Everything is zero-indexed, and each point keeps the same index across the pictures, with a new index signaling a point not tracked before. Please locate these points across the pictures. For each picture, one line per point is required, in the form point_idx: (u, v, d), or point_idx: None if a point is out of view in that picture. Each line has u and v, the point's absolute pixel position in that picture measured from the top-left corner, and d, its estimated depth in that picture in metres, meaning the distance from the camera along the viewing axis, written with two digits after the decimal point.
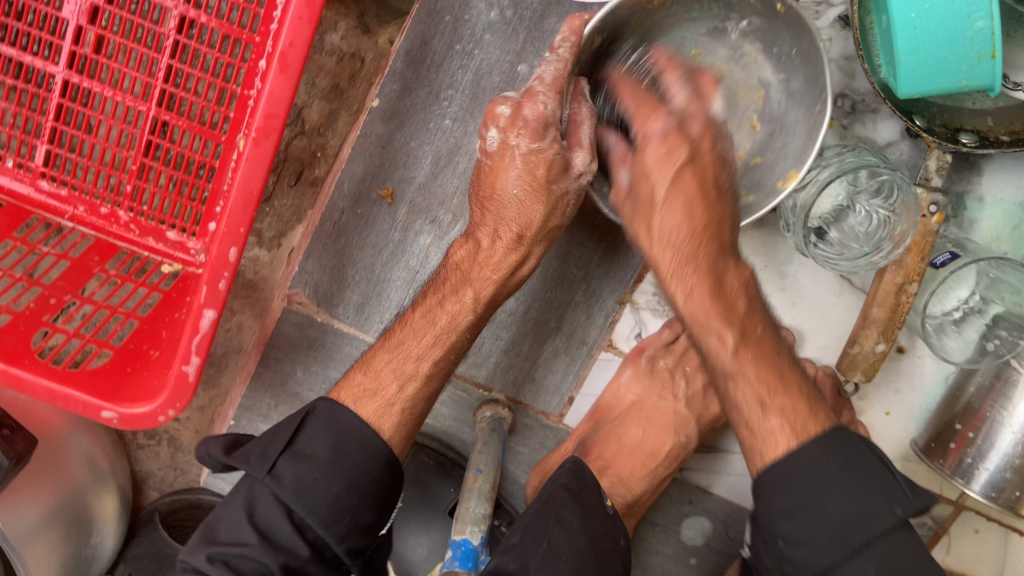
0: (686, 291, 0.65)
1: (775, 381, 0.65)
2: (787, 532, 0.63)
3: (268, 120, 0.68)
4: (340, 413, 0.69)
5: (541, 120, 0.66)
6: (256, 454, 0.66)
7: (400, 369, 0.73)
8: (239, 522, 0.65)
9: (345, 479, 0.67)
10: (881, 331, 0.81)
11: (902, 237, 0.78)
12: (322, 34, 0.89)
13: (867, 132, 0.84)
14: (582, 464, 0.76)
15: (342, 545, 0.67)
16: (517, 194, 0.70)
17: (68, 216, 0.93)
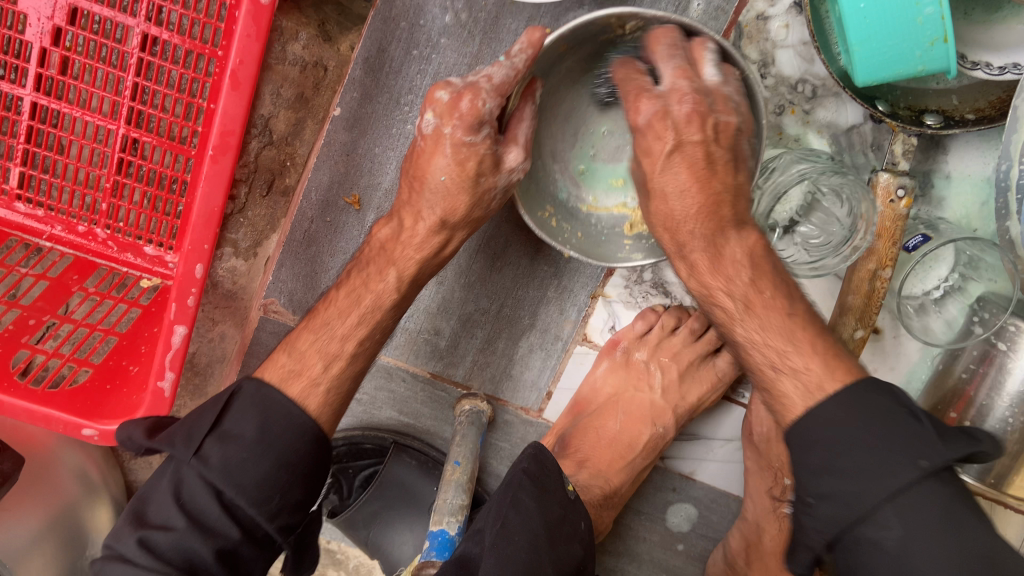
0: (694, 264, 0.69)
1: (785, 343, 0.65)
2: (824, 491, 0.59)
3: (224, 138, 0.68)
4: (267, 397, 0.68)
5: (477, 116, 0.67)
6: (181, 436, 0.66)
7: (325, 349, 0.72)
8: (167, 505, 0.64)
9: (274, 458, 0.66)
10: (858, 318, 0.80)
11: (869, 219, 0.77)
12: (284, 45, 0.89)
13: (830, 116, 0.83)
14: (543, 449, 0.78)
15: (272, 523, 0.66)
16: (445, 181, 0.72)
17: (46, 236, 0.95)
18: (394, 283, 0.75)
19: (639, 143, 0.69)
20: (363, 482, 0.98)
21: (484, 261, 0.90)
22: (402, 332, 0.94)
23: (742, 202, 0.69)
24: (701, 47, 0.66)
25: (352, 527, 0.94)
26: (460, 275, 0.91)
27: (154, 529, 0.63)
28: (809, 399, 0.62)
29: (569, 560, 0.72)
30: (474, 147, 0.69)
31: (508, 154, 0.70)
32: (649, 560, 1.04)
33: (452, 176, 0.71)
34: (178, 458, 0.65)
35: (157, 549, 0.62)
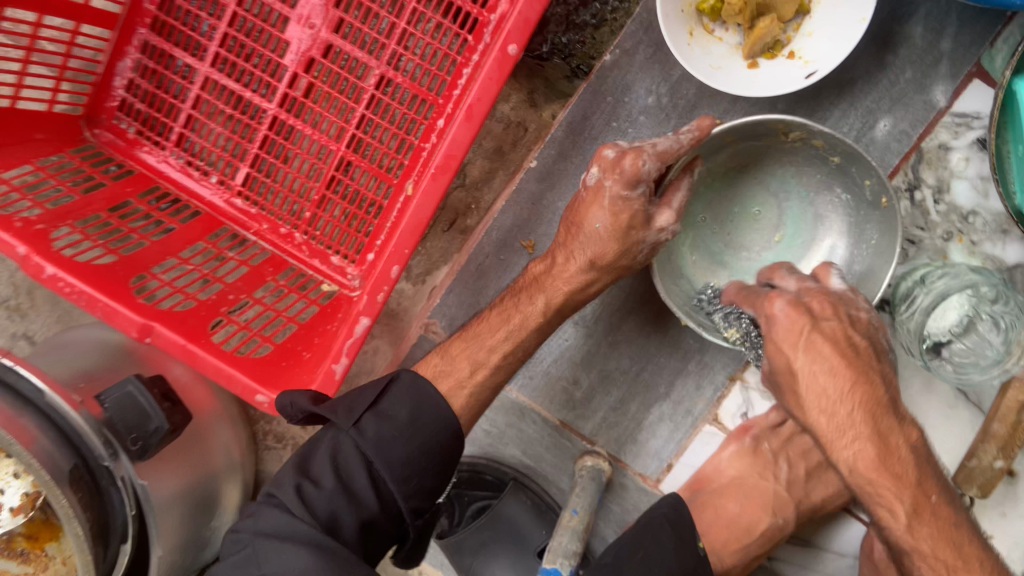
0: (851, 460, 0.66)
1: (954, 552, 0.66)
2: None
3: (448, 161, 0.78)
4: (423, 389, 0.80)
5: (636, 174, 0.77)
6: (343, 408, 0.78)
7: (474, 356, 0.85)
8: (321, 463, 0.75)
9: (418, 443, 0.78)
10: (1000, 446, 0.83)
11: (1022, 344, 0.78)
12: (495, 104, 1.01)
13: (994, 250, 0.86)
14: (681, 501, 0.80)
15: (407, 502, 0.76)
16: (599, 229, 0.80)
17: (253, 231, 1.09)
18: (541, 308, 0.85)
19: (781, 386, 0.71)
20: (474, 512, 1.03)
21: (634, 323, 0.96)
22: (543, 374, 1.00)
23: (880, 407, 0.66)
24: (853, 163, 0.80)
25: (458, 553, 1.00)
26: (607, 333, 0.97)
27: (309, 479, 0.73)
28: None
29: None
30: (630, 202, 0.78)
31: (659, 214, 0.80)
32: None
33: (606, 225, 0.80)
34: (339, 425, 0.77)
35: (306, 498, 0.72)
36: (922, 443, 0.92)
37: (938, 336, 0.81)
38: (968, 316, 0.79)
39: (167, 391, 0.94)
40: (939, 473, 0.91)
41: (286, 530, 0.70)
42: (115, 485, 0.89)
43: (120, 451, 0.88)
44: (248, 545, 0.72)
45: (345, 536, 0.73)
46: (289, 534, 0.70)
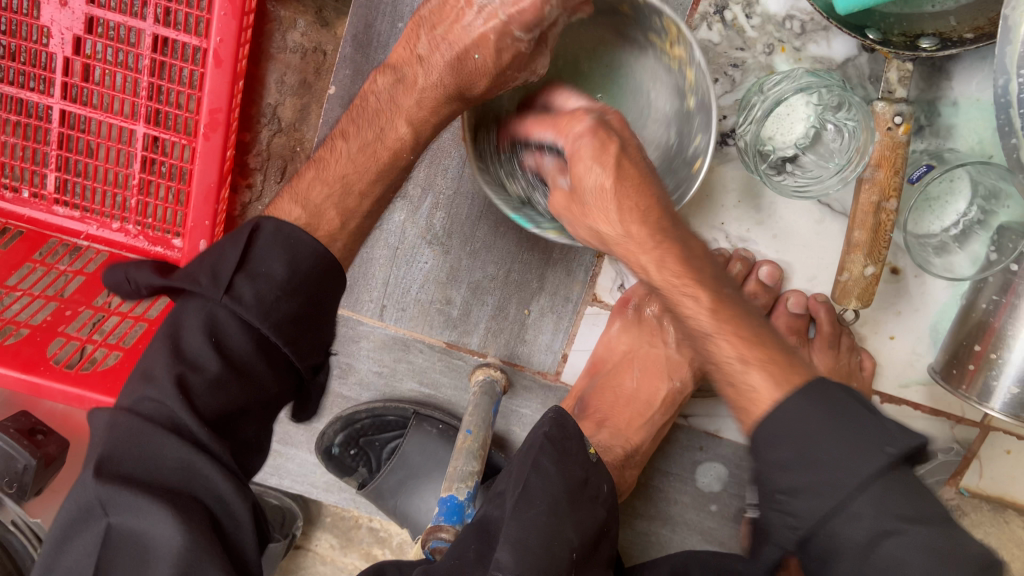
0: (658, 262, 0.64)
1: (748, 334, 0.63)
2: (785, 486, 0.57)
3: (212, 116, 0.77)
4: (294, 235, 0.64)
5: (538, 16, 0.62)
6: (206, 274, 0.61)
7: (342, 204, 0.69)
8: (198, 342, 0.60)
9: (307, 296, 0.63)
10: (867, 252, 0.78)
11: (866, 147, 0.76)
12: (283, 34, 0.93)
13: (822, 51, 0.83)
14: (563, 412, 0.73)
15: (302, 360, 0.64)
16: (479, 58, 0.66)
17: (84, 235, 1.00)
18: (409, 138, 0.72)
19: (581, 206, 0.64)
20: (391, 454, 1.02)
21: (488, 226, 0.91)
22: (414, 303, 0.94)
23: (664, 216, 0.64)
24: (703, 112, 0.74)
25: (381, 497, 0.96)
26: (465, 243, 0.92)
27: (187, 368, 0.59)
28: (777, 392, 0.59)
29: (591, 525, 0.68)
30: (519, 43, 0.65)
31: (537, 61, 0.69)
32: (682, 522, 1.03)
33: (483, 59, 0.66)
34: (205, 296, 0.61)
35: (189, 392, 0.58)
36: (800, 270, 0.90)
37: (784, 149, 0.82)
38: (814, 127, 0.81)
39: (34, 425, 0.89)
40: (823, 294, 0.90)
41: (146, 455, 0.57)
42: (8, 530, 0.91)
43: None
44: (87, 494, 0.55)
45: (243, 419, 0.63)
46: (150, 448, 0.57)
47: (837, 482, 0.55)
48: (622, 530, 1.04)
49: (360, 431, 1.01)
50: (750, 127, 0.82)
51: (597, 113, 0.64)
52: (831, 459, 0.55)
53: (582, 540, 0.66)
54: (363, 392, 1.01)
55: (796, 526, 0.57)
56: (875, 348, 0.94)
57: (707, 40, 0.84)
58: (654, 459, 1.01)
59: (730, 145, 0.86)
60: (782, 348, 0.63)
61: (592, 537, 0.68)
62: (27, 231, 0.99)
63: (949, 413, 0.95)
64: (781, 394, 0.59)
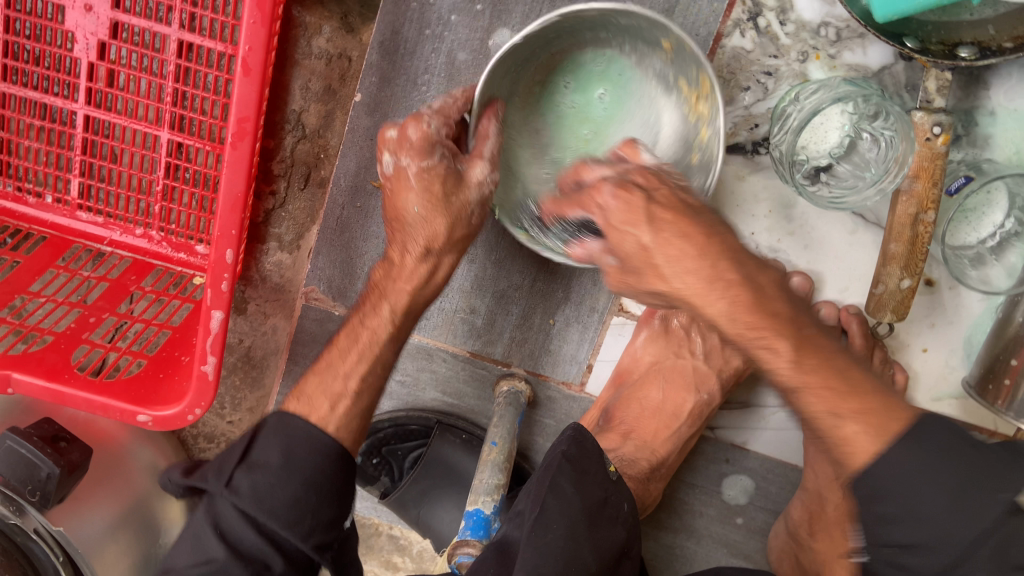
0: (730, 304, 0.56)
1: (842, 386, 0.55)
2: (901, 541, 0.53)
3: (241, 124, 0.76)
4: (292, 428, 0.68)
5: (427, 137, 0.70)
6: (214, 471, 0.66)
7: (329, 389, 0.72)
8: (207, 543, 0.62)
9: (303, 480, 0.65)
10: (903, 265, 0.77)
11: (905, 158, 0.75)
12: (309, 40, 0.92)
13: (857, 59, 0.81)
14: (583, 430, 0.70)
15: (307, 543, 0.64)
16: (418, 211, 0.73)
17: (107, 241, 1.00)
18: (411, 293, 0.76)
19: (634, 275, 0.60)
20: (412, 463, 1.00)
21: (513, 236, 0.90)
22: (438, 312, 0.94)
23: (738, 251, 0.57)
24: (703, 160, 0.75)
25: (403, 507, 0.95)
26: (490, 252, 0.91)
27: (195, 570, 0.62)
28: (877, 442, 0.53)
29: (610, 546, 0.66)
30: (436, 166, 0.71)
31: (472, 168, 0.72)
32: (707, 535, 1.01)
33: (422, 203, 0.73)
34: (213, 490, 0.65)
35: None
36: (831, 281, 0.89)
37: (817, 159, 0.80)
38: (849, 136, 0.79)
39: (56, 432, 0.89)
40: (854, 305, 0.89)
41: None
42: (31, 538, 0.88)
43: (22, 507, 0.86)
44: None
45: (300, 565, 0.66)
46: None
47: (953, 532, 0.51)
48: (646, 542, 1.03)
49: (382, 440, 1.00)
50: (786, 137, 0.80)
51: (620, 175, 0.60)
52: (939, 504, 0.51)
53: (602, 563, 0.64)
54: (385, 401, 1.00)
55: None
56: (907, 361, 0.92)
57: (739, 48, 0.83)
58: (679, 471, 1.00)
59: (763, 154, 0.85)
60: (880, 385, 0.56)
61: (612, 558, 0.66)
62: (50, 237, 0.99)
63: (982, 428, 0.93)
64: (886, 446, 0.53)
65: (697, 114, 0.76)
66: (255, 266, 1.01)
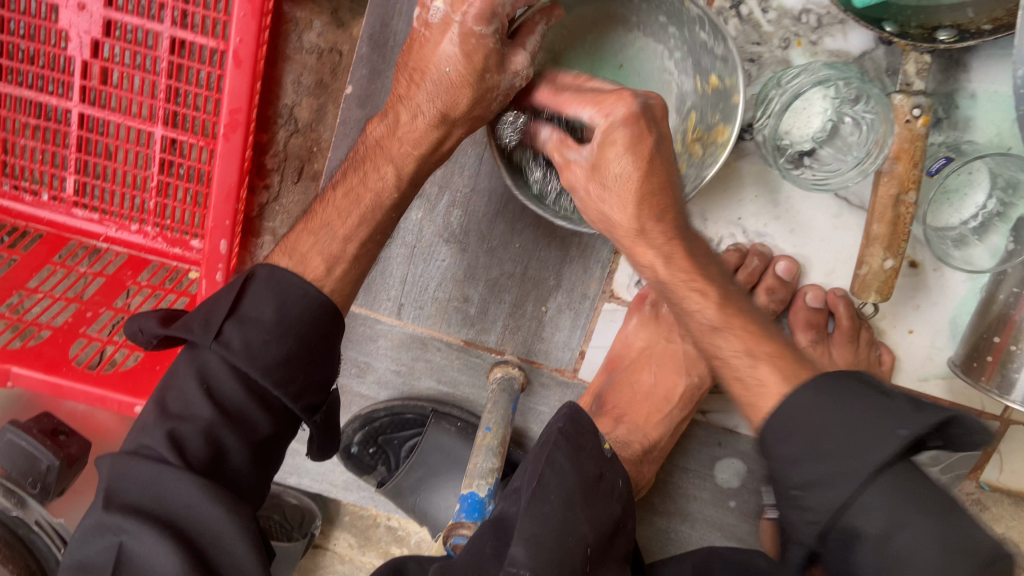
0: (662, 254, 0.67)
1: (756, 331, 0.66)
2: (801, 481, 0.59)
3: (234, 116, 0.78)
4: (283, 281, 0.68)
5: (490, 4, 0.61)
6: (199, 322, 0.65)
7: (326, 250, 0.72)
8: (191, 391, 0.63)
9: (297, 338, 0.66)
10: (886, 245, 0.78)
11: (885, 140, 0.76)
12: (300, 35, 0.93)
13: (838, 44, 0.83)
14: (578, 408, 0.70)
15: (299, 404, 0.66)
16: (450, 72, 0.65)
17: (103, 237, 1.01)
18: (393, 180, 0.74)
19: (599, 184, 0.66)
20: (409, 452, 1.02)
21: (504, 224, 0.91)
22: (432, 302, 0.95)
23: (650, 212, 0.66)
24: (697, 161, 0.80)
25: (400, 495, 0.96)
26: (481, 241, 0.91)
27: (179, 422, 0.61)
28: (785, 386, 0.62)
29: (605, 520, 0.67)
30: (484, 40, 0.63)
31: (515, 54, 0.66)
32: (701, 519, 1.03)
33: (457, 67, 0.65)
34: (199, 343, 0.65)
35: (182, 445, 0.60)
36: (817, 265, 0.90)
37: (800, 143, 0.82)
38: (831, 120, 0.80)
39: (56, 426, 0.90)
40: (841, 288, 0.90)
41: (161, 488, 0.59)
42: (32, 530, 0.89)
43: (24, 498, 0.88)
44: (97, 517, 0.58)
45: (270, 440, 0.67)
46: (160, 483, 0.59)
47: (850, 469, 0.56)
48: (641, 526, 1.04)
49: (379, 429, 1.00)
50: (769, 121, 0.82)
51: (644, 97, 0.62)
52: (840, 445, 0.57)
53: (597, 536, 0.65)
54: (381, 392, 1.00)
55: (815, 520, 0.58)
56: (894, 342, 0.94)
57: (723, 35, 0.84)
58: (673, 455, 1.01)
59: (748, 139, 0.86)
60: (788, 346, 0.66)
61: (607, 531, 0.67)
62: (47, 233, 1.00)
63: (969, 408, 0.94)
64: (789, 388, 0.61)
65: (684, 150, 0.83)
66: (250, 259, 1.01)
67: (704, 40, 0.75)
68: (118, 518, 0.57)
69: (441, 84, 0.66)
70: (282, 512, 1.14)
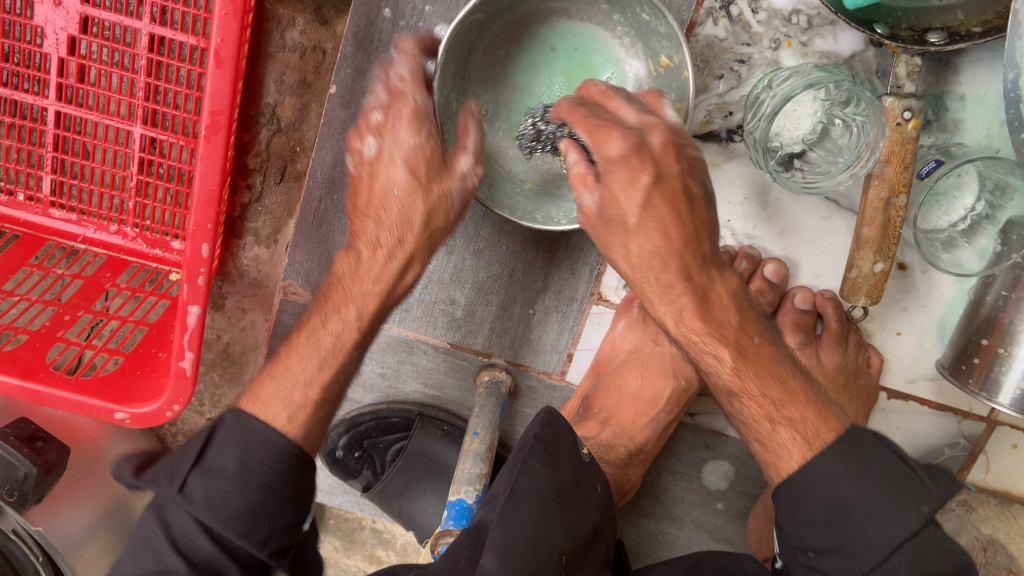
0: (676, 313, 0.68)
1: (779, 394, 0.68)
2: (817, 545, 0.65)
3: (214, 117, 0.75)
4: (248, 425, 0.64)
5: (420, 117, 0.70)
6: (165, 473, 0.61)
7: (289, 399, 0.67)
8: (163, 554, 0.59)
9: (260, 487, 0.61)
10: (877, 249, 0.78)
11: (876, 143, 0.75)
12: (282, 33, 0.92)
13: (828, 46, 0.82)
14: (555, 412, 0.67)
15: (264, 550, 0.61)
16: (398, 195, 0.72)
17: (81, 238, 0.99)
18: (378, 295, 0.74)
19: (605, 225, 0.66)
20: (395, 455, 1.01)
21: (491, 228, 0.89)
22: (417, 304, 0.93)
23: (696, 265, 0.67)
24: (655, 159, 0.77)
25: (386, 500, 0.95)
26: (469, 243, 0.90)
27: None
28: (807, 451, 0.66)
29: (582, 526, 0.64)
30: (440, 105, 0.71)
31: (458, 159, 0.72)
32: (688, 521, 1.02)
33: (430, 141, 0.71)
34: (164, 496, 0.61)
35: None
36: (806, 267, 0.90)
37: (791, 145, 0.81)
38: (822, 122, 0.80)
39: (33, 432, 0.87)
40: (830, 290, 0.90)
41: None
42: (9, 539, 0.87)
43: (2, 506, 0.85)
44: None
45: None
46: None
47: (870, 547, 0.62)
48: (628, 528, 1.04)
49: (364, 433, 1.00)
50: (761, 123, 0.79)
51: (639, 132, 0.64)
52: (861, 514, 0.63)
53: (572, 544, 0.62)
54: (367, 395, 0.99)
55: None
56: (882, 344, 0.94)
57: (713, 36, 0.84)
58: (660, 458, 1.01)
59: (738, 141, 0.86)
60: (810, 395, 0.69)
61: (585, 539, 0.64)
62: (23, 235, 0.98)
63: (956, 409, 0.95)
64: (812, 454, 0.65)
65: None
66: (232, 261, 1.00)
67: (648, 21, 0.72)
68: None
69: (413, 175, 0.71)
70: None
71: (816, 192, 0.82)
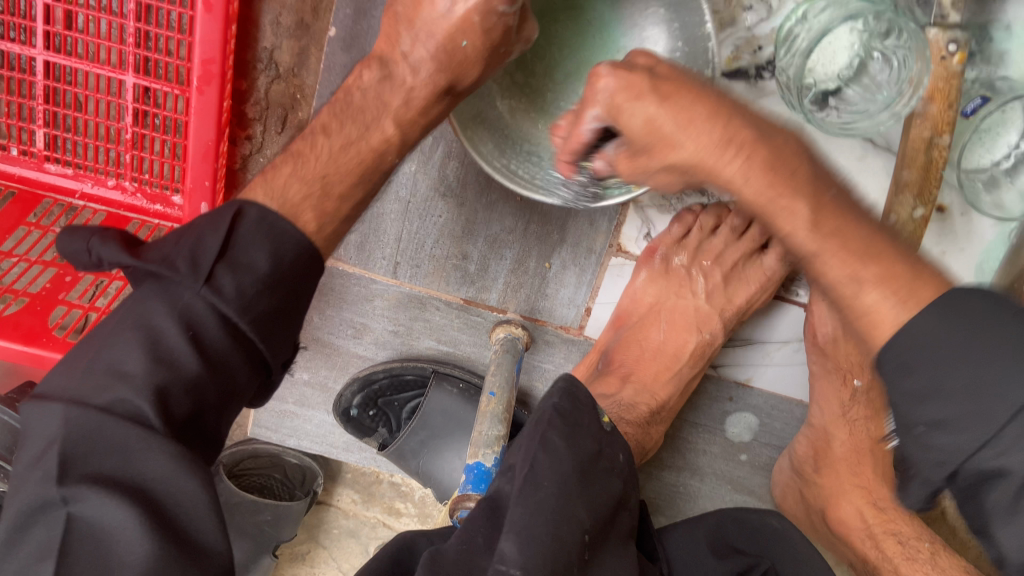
0: (742, 174, 0.61)
1: (862, 248, 0.58)
2: (932, 418, 0.49)
3: (206, 66, 0.73)
4: (278, 226, 0.61)
5: None
6: (183, 259, 0.57)
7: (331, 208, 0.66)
8: (175, 341, 0.56)
9: (287, 287, 0.61)
10: (917, 193, 0.73)
11: (919, 79, 0.70)
12: None
13: None
14: (575, 381, 0.65)
15: (278, 357, 0.62)
16: (466, 47, 0.66)
17: (79, 194, 0.94)
18: (397, 137, 0.71)
19: (641, 150, 0.61)
20: (410, 413, 0.99)
21: (504, 177, 0.85)
22: (429, 259, 0.89)
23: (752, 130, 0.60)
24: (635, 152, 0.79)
25: (403, 459, 0.93)
26: (480, 193, 0.86)
27: (169, 379, 0.55)
28: (904, 313, 0.53)
29: (605, 499, 0.61)
30: (504, 18, 0.64)
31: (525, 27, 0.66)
32: (712, 473, 1.00)
33: (473, 41, 0.66)
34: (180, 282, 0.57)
35: (169, 401, 0.55)
36: None
37: (825, 82, 0.74)
38: (859, 56, 0.72)
39: None
40: None
41: (128, 460, 0.52)
42: None
43: None
44: (46, 488, 0.50)
45: (212, 428, 0.59)
46: (126, 452, 0.52)
47: (989, 410, 0.47)
48: (650, 482, 1.02)
49: (379, 391, 0.97)
50: (794, 61, 0.74)
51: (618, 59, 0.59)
52: (969, 389, 0.48)
53: (596, 520, 0.59)
54: (379, 351, 0.96)
55: (945, 462, 0.49)
56: None
57: None
58: (682, 410, 0.98)
59: (767, 79, 0.80)
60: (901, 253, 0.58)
61: (608, 511, 0.61)
62: (19, 192, 0.93)
63: None
64: (910, 314, 0.52)
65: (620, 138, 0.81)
66: None
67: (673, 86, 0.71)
68: (77, 487, 0.50)
69: (453, 53, 0.67)
70: (282, 471, 1.11)
71: (853, 131, 0.77)
